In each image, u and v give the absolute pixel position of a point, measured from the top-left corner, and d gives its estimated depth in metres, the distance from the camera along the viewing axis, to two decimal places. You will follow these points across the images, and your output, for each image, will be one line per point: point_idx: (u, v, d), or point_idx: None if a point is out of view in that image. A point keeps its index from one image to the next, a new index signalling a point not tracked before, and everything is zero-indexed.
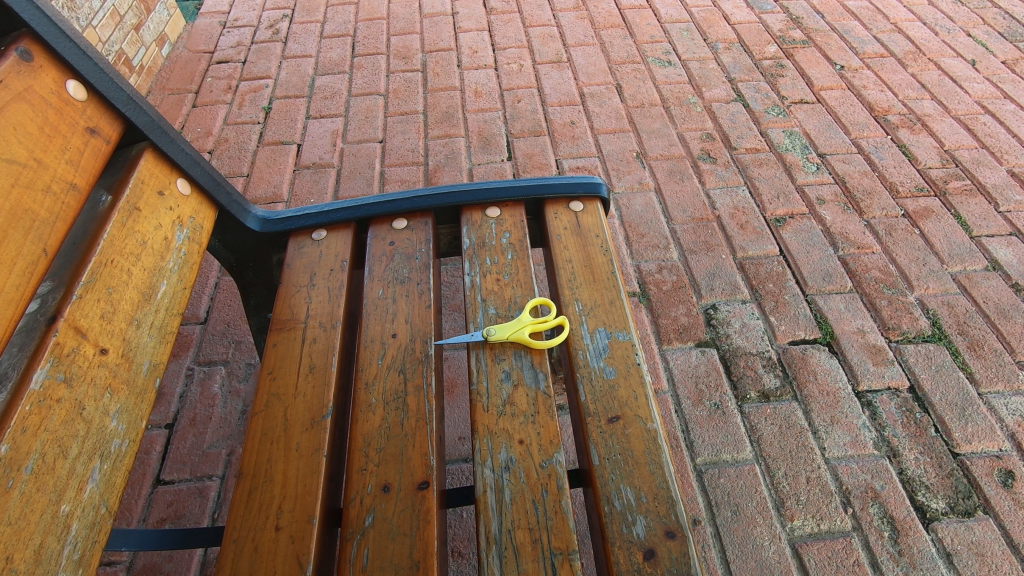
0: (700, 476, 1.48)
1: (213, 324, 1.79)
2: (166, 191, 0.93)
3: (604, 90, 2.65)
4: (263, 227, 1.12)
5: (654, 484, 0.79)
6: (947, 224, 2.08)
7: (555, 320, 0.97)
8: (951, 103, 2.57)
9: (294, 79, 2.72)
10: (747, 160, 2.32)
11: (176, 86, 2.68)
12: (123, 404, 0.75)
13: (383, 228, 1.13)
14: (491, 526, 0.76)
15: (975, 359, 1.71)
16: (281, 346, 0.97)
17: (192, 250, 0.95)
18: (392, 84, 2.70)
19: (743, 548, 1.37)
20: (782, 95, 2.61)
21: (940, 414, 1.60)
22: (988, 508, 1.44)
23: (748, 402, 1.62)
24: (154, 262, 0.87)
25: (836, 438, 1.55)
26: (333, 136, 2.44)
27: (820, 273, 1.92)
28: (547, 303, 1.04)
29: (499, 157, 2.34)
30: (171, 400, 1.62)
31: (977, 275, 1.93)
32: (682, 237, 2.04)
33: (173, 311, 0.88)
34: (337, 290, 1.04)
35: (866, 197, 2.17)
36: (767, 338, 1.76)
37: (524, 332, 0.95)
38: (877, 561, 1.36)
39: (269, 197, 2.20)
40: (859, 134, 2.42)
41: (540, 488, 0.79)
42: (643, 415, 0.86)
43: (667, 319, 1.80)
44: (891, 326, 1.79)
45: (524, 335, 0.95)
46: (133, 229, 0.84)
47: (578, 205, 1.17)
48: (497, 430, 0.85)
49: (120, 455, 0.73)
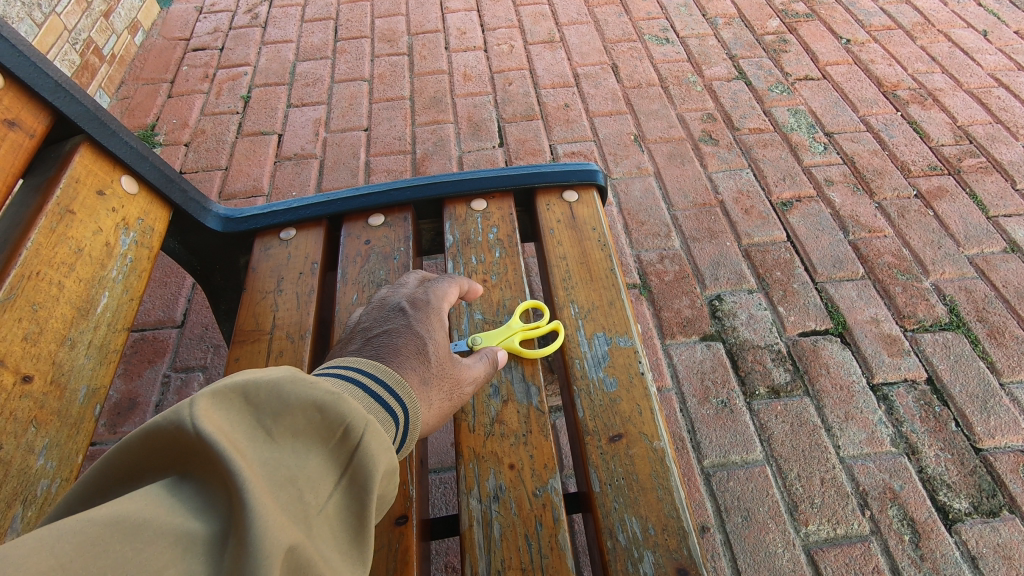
0: (708, 480, 1.40)
1: (190, 328, 1.70)
2: (106, 190, 0.83)
3: (599, 70, 2.53)
4: (225, 227, 1.02)
5: (663, 513, 0.70)
6: (961, 204, 1.97)
7: (548, 326, 0.88)
8: (962, 76, 2.45)
9: (274, 66, 2.59)
10: (750, 141, 2.20)
11: (150, 75, 2.55)
12: (52, 439, 0.66)
13: (358, 226, 1.03)
14: (478, 567, 0.67)
15: (996, 348, 1.62)
16: (243, 361, 0.87)
17: (140, 256, 0.85)
18: (377, 68, 2.57)
19: (755, 557, 1.29)
20: (786, 72, 2.49)
21: (960, 407, 1.51)
22: (1014, 507, 1.35)
23: (757, 399, 1.53)
24: (92, 271, 0.77)
25: (851, 435, 1.46)
26: (315, 125, 2.32)
27: (830, 260, 1.82)
28: (539, 307, 0.94)
29: (490, 144, 2.23)
30: (146, 410, 1.53)
31: (995, 258, 1.83)
32: (684, 224, 1.94)
33: (117, 326, 0.79)
34: (306, 296, 0.94)
35: (876, 177, 2.07)
36: (775, 330, 1.66)
37: (515, 339, 0.87)
38: (898, 567, 1.27)
39: (248, 191, 2.08)
40: (867, 111, 2.31)
41: (533, 521, 0.70)
42: (648, 432, 0.76)
43: (669, 311, 1.71)
44: (907, 315, 1.69)
45: (516, 343, 0.86)
46: (65, 235, 0.74)
47: (573, 195, 1.06)
48: (484, 453, 0.76)
49: (49, 497, 0.63)
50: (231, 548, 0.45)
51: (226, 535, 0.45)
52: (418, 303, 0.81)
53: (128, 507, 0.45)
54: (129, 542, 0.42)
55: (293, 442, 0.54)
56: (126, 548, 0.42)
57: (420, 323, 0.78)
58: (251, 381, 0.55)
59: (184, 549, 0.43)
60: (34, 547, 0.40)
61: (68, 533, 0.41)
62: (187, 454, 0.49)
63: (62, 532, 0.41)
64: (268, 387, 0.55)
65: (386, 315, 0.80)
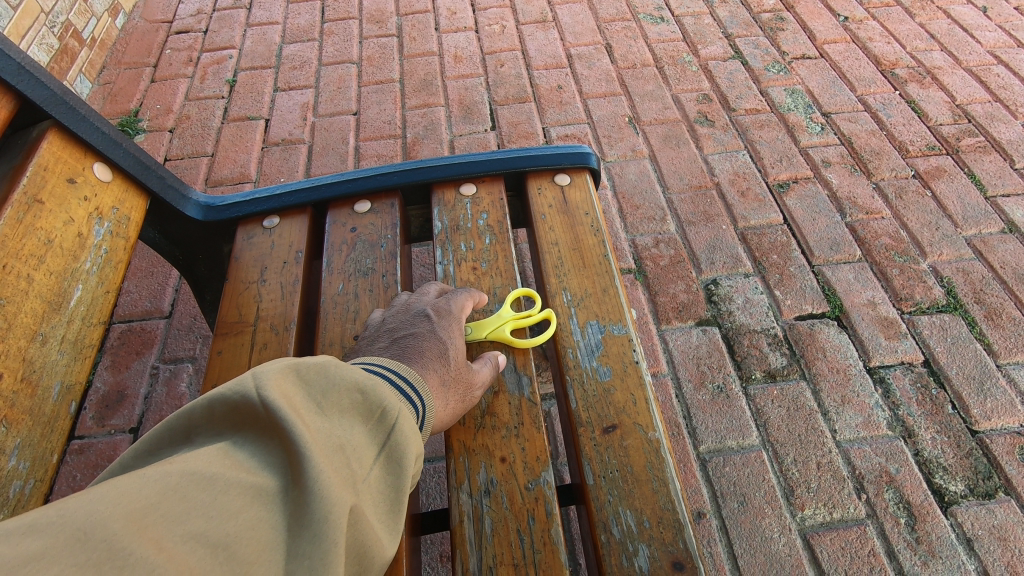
0: (704, 466, 1.39)
1: (179, 318, 1.67)
2: (77, 179, 0.80)
3: (593, 51, 2.47)
4: (206, 215, 0.98)
5: (659, 506, 0.68)
6: (959, 184, 1.95)
7: (539, 315, 0.85)
8: (961, 53, 2.41)
9: (259, 49, 2.52)
10: (746, 122, 2.17)
11: (132, 60, 2.48)
12: (24, 439, 0.63)
13: (343, 212, 1.00)
14: (469, 564, 0.66)
15: (993, 330, 1.61)
16: (226, 354, 0.84)
17: (115, 247, 0.83)
18: (366, 50, 2.51)
19: (751, 542, 1.28)
20: (783, 50, 2.45)
21: (957, 389, 1.50)
22: (1009, 489, 1.35)
23: (753, 383, 1.51)
24: (64, 263, 0.74)
25: (848, 419, 1.45)
26: (302, 110, 2.27)
27: (827, 242, 1.80)
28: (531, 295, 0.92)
29: (482, 127, 2.18)
30: (135, 403, 1.51)
31: (993, 239, 1.81)
32: (679, 207, 1.91)
33: (91, 320, 0.76)
34: (291, 286, 0.91)
35: (874, 157, 2.04)
36: (772, 314, 1.65)
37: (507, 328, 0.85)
38: (893, 550, 1.27)
39: (235, 178, 2.04)
40: (865, 90, 2.27)
41: (525, 515, 0.68)
42: (643, 423, 0.74)
43: (665, 296, 1.69)
44: (904, 297, 1.68)
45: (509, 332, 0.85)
46: (33, 226, 0.71)
47: (565, 178, 1.03)
48: (475, 447, 0.74)
49: (21, 498, 0.61)
50: (292, 499, 0.55)
51: (287, 490, 0.55)
52: (442, 310, 0.82)
53: (207, 462, 0.54)
54: (210, 491, 0.51)
55: (341, 415, 0.63)
56: (207, 495, 0.51)
57: (443, 329, 0.79)
58: (303, 361, 0.64)
59: (254, 497, 0.53)
60: (135, 487, 0.48)
61: (160, 479, 0.50)
62: (253, 420, 0.59)
63: (154, 478, 0.50)
64: (318, 367, 0.64)
65: (411, 318, 0.81)
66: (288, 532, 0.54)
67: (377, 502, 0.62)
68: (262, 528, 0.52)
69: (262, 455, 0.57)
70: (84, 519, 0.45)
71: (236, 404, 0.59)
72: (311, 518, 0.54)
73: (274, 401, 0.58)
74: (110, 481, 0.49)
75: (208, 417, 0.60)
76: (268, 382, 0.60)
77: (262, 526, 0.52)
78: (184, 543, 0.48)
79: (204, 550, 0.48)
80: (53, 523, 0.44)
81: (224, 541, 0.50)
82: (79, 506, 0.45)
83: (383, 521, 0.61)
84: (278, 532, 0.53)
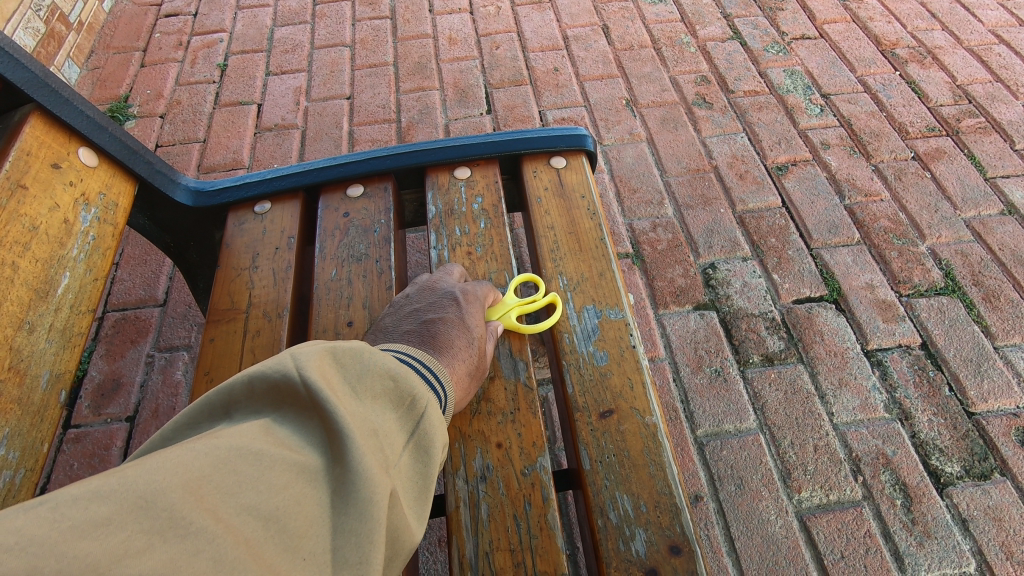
0: (701, 449, 1.39)
1: (173, 306, 1.66)
2: (62, 163, 0.78)
3: (589, 32, 2.44)
4: (195, 201, 0.97)
5: (656, 490, 0.68)
6: (959, 166, 1.94)
7: (543, 299, 0.84)
8: (962, 33, 2.38)
9: (250, 32, 2.48)
10: (745, 104, 2.14)
11: (121, 44, 2.44)
12: (14, 428, 0.62)
13: (335, 197, 0.99)
14: (465, 549, 0.66)
15: (991, 312, 1.61)
16: (219, 341, 0.84)
17: (103, 233, 0.81)
18: (359, 33, 2.47)
19: (748, 524, 1.29)
20: (783, 31, 2.41)
21: (954, 371, 1.50)
22: (1005, 470, 1.36)
23: (751, 367, 1.51)
24: (50, 250, 0.72)
25: (845, 402, 1.45)
26: (295, 94, 2.24)
27: (825, 225, 1.79)
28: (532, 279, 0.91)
29: (477, 111, 2.15)
30: (131, 391, 1.50)
31: (992, 221, 1.80)
32: (677, 191, 1.89)
33: (80, 308, 0.75)
34: (283, 272, 0.90)
35: (873, 139, 2.02)
36: (770, 298, 1.64)
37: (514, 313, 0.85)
38: (889, 531, 1.28)
39: (228, 164, 2.01)
40: (865, 71, 2.24)
41: (522, 501, 0.68)
42: (640, 408, 0.74)
43: (662, 281, 1.68)
44: (902, 280, 1.67)
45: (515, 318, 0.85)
46: (17, 212, 0.69)
47: (561, 161, 1.02)
48: (471, 433, 0.73)
49: (12, 488, 0.61)
50: (335, 476, 0.57)
51: (329, 467, 0.57)
52: (469, 295, 0.82)
53: (252, 437, 0.55)
54: (258, 465, 0.53)
55: (376, 398, 0.65)
56: (256, 469, 0.53)
57: (468, 315, 0.80)
58: (339, 345, 0.66)
59: (300, 473, 0.55)
60: (189, 459, 0.50)
61: (211, 452, 0.52)
62: (293, 399, 0.60)
63: (205, 452, 0.52)
64: (353, 351, 0.65)
65: (439, 301, 0.81)
66: (331, 507, 0.55)
67: (413, 482, 0.64)
68: (307, 503, 0.54)
69: (304, 435, 0.59)
70: (144, 487, 0.46)
71: (276, 383, 0.61)
72: (354, 495, 0.56)
73: (315, 382, 0.60)
74: (162, 454, 0.50)
75: (248, 395, 0.61)
76: (308, 363, 0.62)
77: (307, 501, 0.54)
78: (238, 515, 0.50)
79: (256, 522, 0.50)
80: (113, 490, 0.45)
81: (275, 514, 0.52)
82: (137, 475, 0.47)
83: (416, 500, 0.63)
84: (322, 506, 0.55)
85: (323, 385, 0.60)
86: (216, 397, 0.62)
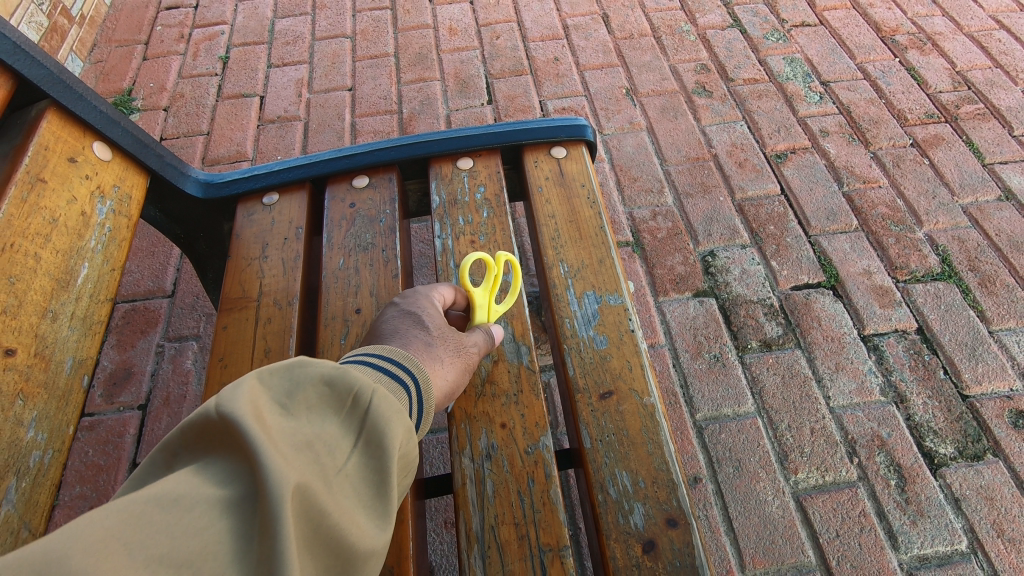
0: (700, 433, 1.42)
1: (181, 297, 1.69)
2: (78, 157, 0.81)
3: (589, 21, 2.44)
4: (205, 192, 0.99)
5: (654, 467, 0.71)
6: (957, 152, 1.95)
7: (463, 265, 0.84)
8: (963, 19, 2.38)
9: (251, 24, 2.49)
10: (744, 92, 2.15)
11: (123, 37, 2.45)
12: (41, 411, 0.65)
13: (342, 188, 1.01)
14: (472, 523, 0.69)
15: (986, 297, 1.63)
16: (231, 329, 0.86)
17: (118, 225, 0.84)
18: (359, 24, 2.47)
19: (745, 504, 1.33)
20: (782, 18, 2.42)
21: (949, 355, 1.53)
22: (997, 451, 1.39)
23: (749, 352, 1.54)
24: (69, 241, 0.75)
25: (841, 386, 1.48)
26: (297, 86, 2.25)
27: (823, 212, 1.81)
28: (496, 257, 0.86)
29: (478, 101, 2.17)
30: (142, 380, 1.54)
31: (989, 207, 1.82)
32: (677, 179, 1.91)
33: (99, 297, 0.78)
34: (293, 261, 0.93)
35: (872, 126, 2.03)
36: (768, 285, 1.66)
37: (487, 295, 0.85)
38: (883, 510, 1.31)
39: (232, 156, 2.03)
40: (864, 58, 2.25)
41: (526, 478, 0.71)
42: (639, 389, 0.77)
43: (662, 269, 1.70)
44: (899, 265, 1.69)
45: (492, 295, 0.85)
46: (37, 205, 0.72)
47: (561, 151, 1.04)
48: (475, 414, 0.76)
49: (42, 468, 0.64)
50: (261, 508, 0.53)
51: (254, 501, 0.53)
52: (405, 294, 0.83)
53: (171, 484, 0.53)
54: (172, 512, 0.50)
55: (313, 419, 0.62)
56: (170, 516, 0.50)
57: (412, 303, 0.80)
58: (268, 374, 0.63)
59: (221, 513, 0.52)
60: (93, 520, 0.48)
61: (120, 507, 0.49)
62: (218, 435, 0.58)
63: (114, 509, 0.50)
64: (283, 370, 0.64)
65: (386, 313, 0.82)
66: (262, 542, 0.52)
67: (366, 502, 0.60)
68: (233, 543, 0.51)
69: (231, 472, 0.56)
70: (35, 559, 0.44)
71: (203, 427, 0.59)
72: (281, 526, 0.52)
73: (234, 408, 0.58)
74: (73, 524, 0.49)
75: (180, 439, 0.60)
76: (230, 400, 0.59)
77: (232, 539, 0.51)
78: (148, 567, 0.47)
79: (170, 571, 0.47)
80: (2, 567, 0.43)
81: (193, 559, 0.49)
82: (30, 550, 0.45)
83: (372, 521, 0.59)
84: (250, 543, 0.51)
85: (243, 411, 0.58)
86: (157, 454, 0.60)
